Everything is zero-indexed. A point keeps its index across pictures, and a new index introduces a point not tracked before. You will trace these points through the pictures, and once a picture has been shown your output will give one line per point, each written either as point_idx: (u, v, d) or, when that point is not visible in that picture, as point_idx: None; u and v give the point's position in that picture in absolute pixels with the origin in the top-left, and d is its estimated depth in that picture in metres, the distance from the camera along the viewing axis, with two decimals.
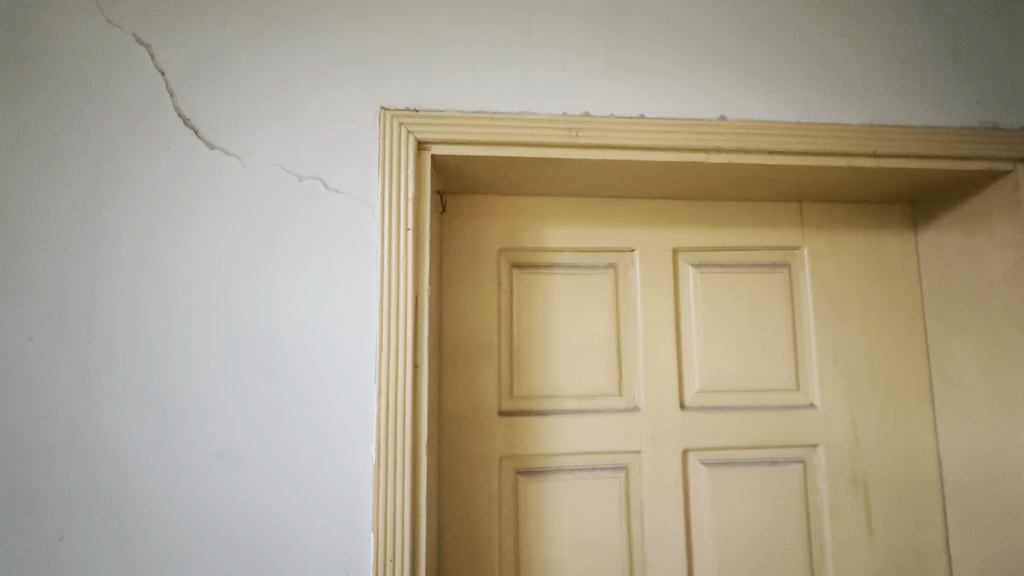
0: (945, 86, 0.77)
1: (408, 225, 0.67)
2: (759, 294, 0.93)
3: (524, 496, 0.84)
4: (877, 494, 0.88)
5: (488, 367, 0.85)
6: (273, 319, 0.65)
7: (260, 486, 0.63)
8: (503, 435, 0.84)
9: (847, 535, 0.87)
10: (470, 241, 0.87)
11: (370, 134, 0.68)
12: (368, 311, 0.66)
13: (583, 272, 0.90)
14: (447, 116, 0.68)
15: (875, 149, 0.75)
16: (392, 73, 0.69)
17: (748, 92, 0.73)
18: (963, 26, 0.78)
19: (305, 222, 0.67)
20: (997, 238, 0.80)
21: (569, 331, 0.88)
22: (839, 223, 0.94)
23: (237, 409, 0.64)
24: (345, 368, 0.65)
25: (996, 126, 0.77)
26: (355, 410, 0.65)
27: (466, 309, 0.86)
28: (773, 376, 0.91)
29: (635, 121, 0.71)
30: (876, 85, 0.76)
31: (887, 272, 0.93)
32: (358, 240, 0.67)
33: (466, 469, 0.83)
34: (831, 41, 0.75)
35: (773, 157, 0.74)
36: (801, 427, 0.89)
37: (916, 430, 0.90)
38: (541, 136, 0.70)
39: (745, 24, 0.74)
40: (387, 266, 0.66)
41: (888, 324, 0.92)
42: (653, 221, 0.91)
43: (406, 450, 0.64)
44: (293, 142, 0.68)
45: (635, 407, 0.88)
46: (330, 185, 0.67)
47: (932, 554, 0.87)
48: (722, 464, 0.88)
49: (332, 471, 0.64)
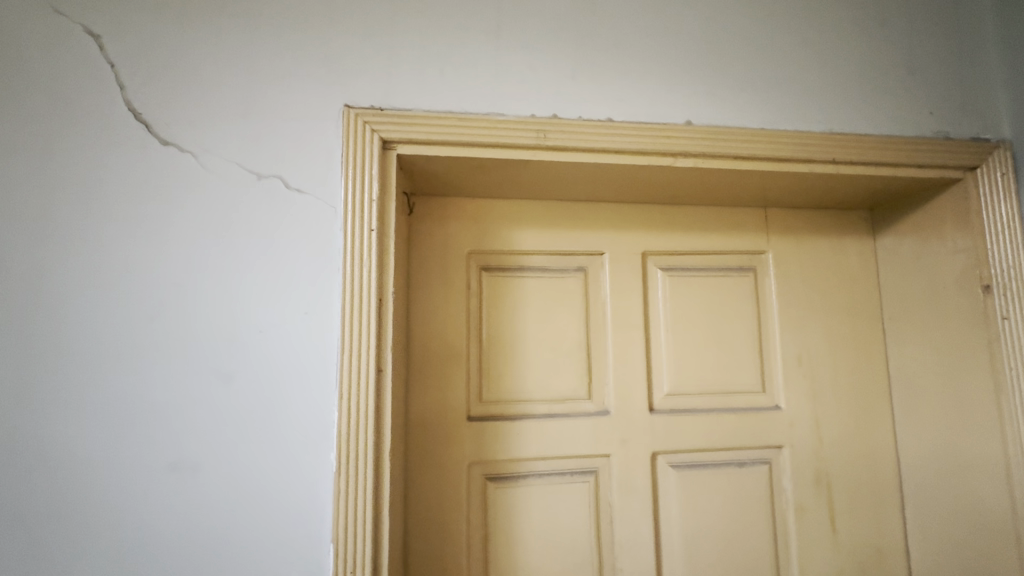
0: (900, 96, 0.79)
1: (372, 226, 0.66)
2: (726, 297, 0.94)
3: (494, 502, 0.83)
4: (840, 493, 0.90)
5: (457, 370, 0.84)
6: (230, 321, 0.63)
7: (213, 497, 0.60)
8: (473, 440, 0.83)
9: (811, 534, 0.88)
10: (439, 243, 0.86)
11: (334, 133, 0.67)
12: (330, 314, 0.64)
13: (553, 275, 0.89)
14: (414, 115, 0.67)
15: (834, 156, 0.76)
16: (358, 71, 0.68)
17: (714, 98, 0.74)
18: (917, 39, 0.81)
19: (265, 222, 0.64)
20: (949, 243, 0.83)
21: (539, 334, 0.88)
22: (803, 229, 0.96)
23: (190, 416, 0.61)
24: (306, 373, 0.63)
25: (947, 135, 0.80)
26: (317, 416, 0.62)
27: (434, 312, 0.84)
28: (739, 379, 0.92)
29: (603, 124, 0.71)
30: (836, 94, 0.78)
31: (848, 276, 0.96)
32: (320, 240, 0.65)
33: (434, 474, 0.81)
34: (793, 50, 0.77)
35: (737, 162, 0.75)
36: (767, 428, 0.90)
37: (875, 429, 0.92)
38: (509, 138, 0.69)
39: (711, 30, 0.76)
40: (351, 267, 0.64)
41: (849, 327, 0.95)
42: (623, 224, 0.92)
43: (369, 456, 0.62)
44: (253, 140, 0.65)
45: (604, 410, 0.88)
46: (292, 184, 0.65)
47: (892, 550, 0.89)
48: (691, 466, 0.88)
49: (292, 480, 0.61)
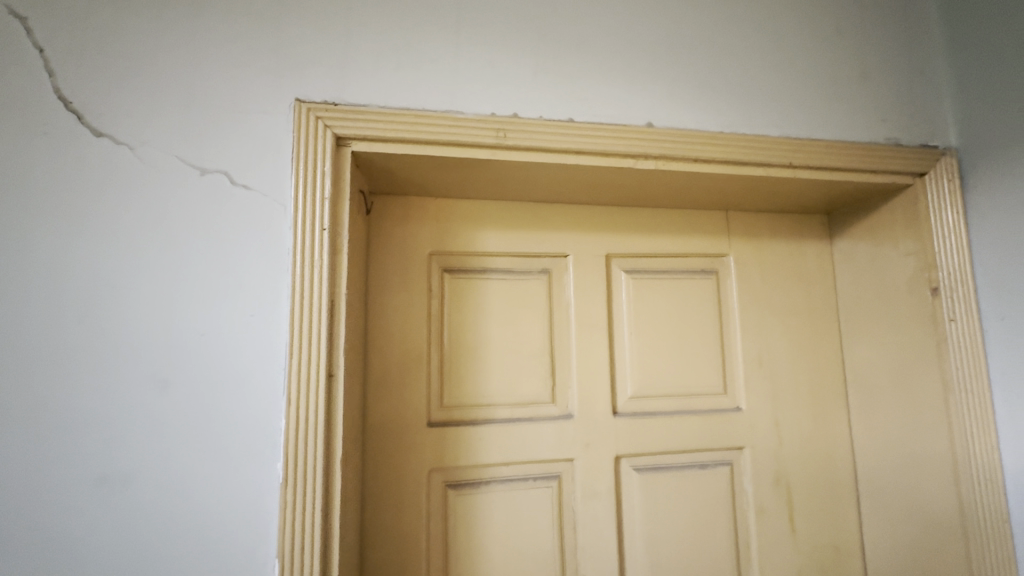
0: (854, 103, 0.81)
1: (324, 225, 0.63)
2: (689, 298, 0.94)
3: (455, 510, 0.81)
4: (799, 493, 0.91)
5: (417, 375, 0.81)
6: (168, 323, 0.59)
7: (147, 513, 0.56)
8: (434, 446, 0.81)
9: (771, 534, 0.89)
10: (399, 244, 0.83)
11: (283, 127, 0.64)
12: (278, 316, 0.61)
13: (516, 277, 0.88)
14: (369, 111, 0.65)
15: (792, 160, 0.77)
16: (310, 64, 0.65)
17: (674, 100, 0.75)
18: (870, 48, 0.83)
19: (207, 219, 0.61)
20: (900, 247, 0.85)
21: (502, 337, 0.86)
22: (763, 232, 0.98)
23: (123, 425, 0.57)
24: (251, 379, 0.60)
25: (897, 142, 0.82)
26: (262, 424, 0.59)
27: (393, 314, 0.82)
28: (701, 381, 0.93)
29: (564, 124, 0.70)
30: (793, 100, 0.79)
31: (806, 279, 0.98)
32: (267, 240, 0.62)
33: (392, 482, 0.78)
34: (752, 55, 0.78)
35: (697, 165, 0.75)
36: (728, 430, 0.91)
37: (831, 428, 0.94)
38: (468, 136, 0.67)
39: (672, 33, 0.76)
40: (300, 267, 0.61)
41: (807, 329, 0.96)
42: (586, 226, 0.91)
43: (318, 466, 0.59)
44: (195, 133, 0.62)
45: (568, 414, 0.87)
46: (238, 180, 0.62)
47: (848, 548, 0.91)
48: (654, 469, 0.88)
49: (234, 492, 0.58)
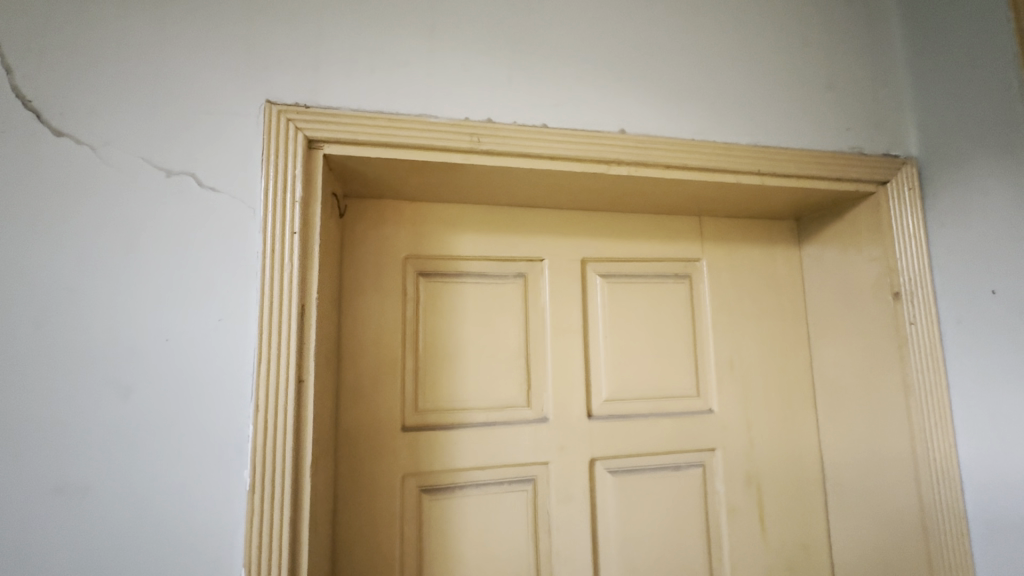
0: (820, 113, 0.84)
1: (294, 228, 0.62)
2: (663, 302, 0.96)
3: (429, 515, 0.80)
4: (768, 493, 0.93)
5: (391, 380, 0.81)
6: (131, 328, 0.58)
7: (106, 524, 0.55)
8: (408, 451, 0.80)
9: (742, 534, 0.91)
10: (373, 247, 0.83)
11: (253, 128, 0.63)
12: (245, 320, 0.60)
13: (492, 281, 0.88)
14: (342, 114, 0.64)
15: (760, 167, 0.79)
16: (281, 66, 0.64)
17: (646, 108, 0.76)
18: (836, 60, 0.86)
19: (173, 221, 0.60)
20: (865, 253, 0.88)
21: (477, 341, 0.86)
22: (735, 237, 1.00)
23: (82, 434, 0.55)
24: (217, 385, 0.59)
25: (861, 151, 0.85)
26: (229, 431, 0.58)
27: (368, 318, 0.81)
28: (675, 384, 0.94)
29: (538, 130, 0.70)
30: (762, 109, 0.81)
31: (776, 284, 1.00)
32: (235, 243, 0.61)
33: (365, 487, 0.78)
34: (722, 64, 0.80)
35: (669, 171, 0.77)
36: (701, 432, 0.93)
37: (800, 429, 0.96)
38: (442, 140, 0.67)
39: (645, 42, 0.77)
40: (269, 271, 0.61)
41: (777, 332, 0.99)
42: (562, 230, 0.92)
43: (286, 473, 0.59)
44: (161, 133, 0.61)
45: (543, 417, 0.87)
46: (205, 182, 0.61)
47: (816, 546, 0.93)
48: (628, 471, 0.89)
49: (198, 500, 0.57)
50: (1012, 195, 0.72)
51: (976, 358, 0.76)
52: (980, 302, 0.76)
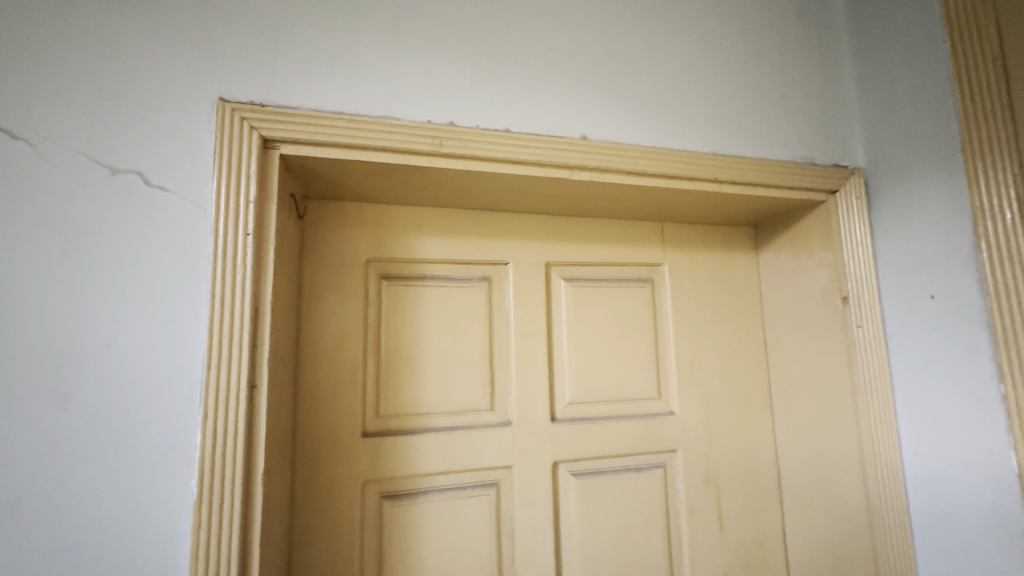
0: (774, 124, 0.87)
1: (248, 230, 0.60)
2: (626, 306, 0.97)
3: (390, 522, 0.79)
4: (727, 493, 0.95)
5: (352, 384, 0.79)
6: (70, 333, 0.55)
7: (38, 540, 0.52)
8: (368, 457, 0.79)
9: (701, 533, 0.93)
10: (335, 250, 0.81)
11: (205, 126, 0.61)
12: (195, 324, 0.58)
13: (456, 284, 0.88)
14: (299, 114, 0.63)
15: (718, 175, 0.82)
16: (236, 63, 0.63)
17: (608, 114, 0.77)
18: (789, 72, 0.89)
19: (117, 220, 0.57)
20: (816, 259, 0.91)
21: (441, 345, 0.86)
22: (695, 243, 1.02)
23: (12, 446, 0.52)
24: (164, 391, 0.56)
25: (813, 160, 0.89)
26: (175, 439, 0.56)
27: (328, 322, 0.80)
28: (637, 386, 0.95)
29: (501, 135, 0.71)
30: (719, 118, 0.84)
31: (734, 288, 1.03)
32: (185, 244, 0.59)
33: (325, 495, 0.76)
34: (682, 74, 0.82)
35: (630, 177, 0.78)
36: (662, 433, 0.94)
37: (757, 429, 0.99)
38: (403, 142, 0.67)
39: (607, 49, 0.79)
40: (221, 274, 0.59)
41: (736, 335, 1.01)
42: (527, 234, 0.92)
43: (235, 483, 0.57)
44: (106, 130, 0.58)
45: (507, 420, 0.87)
46: (153, 180, 0.59)
47: (771, 542, 0.96)
48: (591, 473, 0.90)
49: (141, 512, 0.54)
50: (949, 204, 0.76)
51: (917, 360, 0.80)
52: (920, 306, 0.80)
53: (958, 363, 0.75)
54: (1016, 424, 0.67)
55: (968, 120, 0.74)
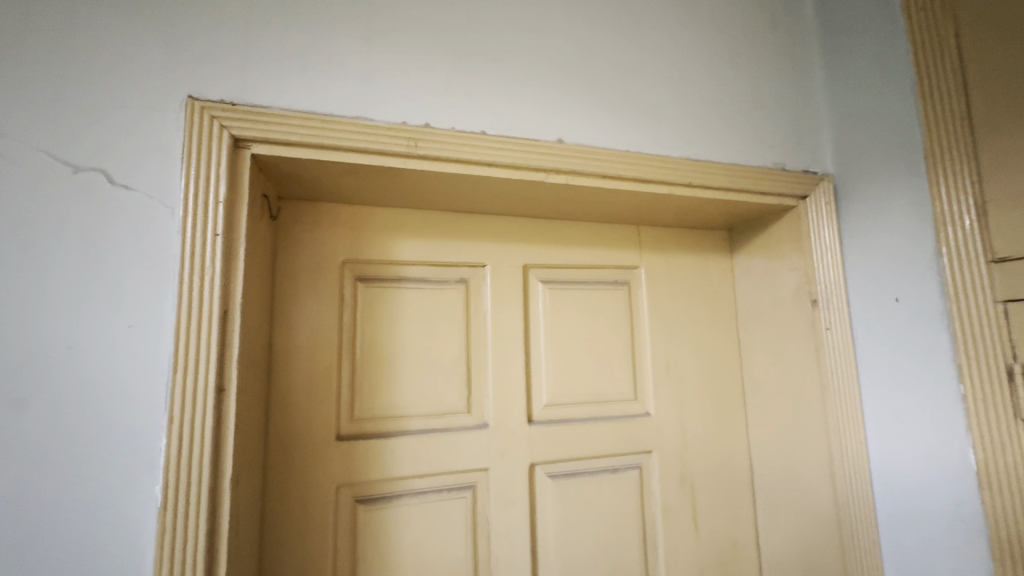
0: (747, 130, 0.89)
1: (217, 230, 0.59)
2: (603, 308, 0.98)
3: (365, 526, 0.78)
4: (701, 493, 0.97)
5: (327, 387, 0.78)
6: (27, 336, 0.53)
7: None
8: (343, 461, 0.78)
9: (676, 532, 0.94)
10: (310, 251, 0.80)
11: (172, 124, 0.60)
12: (160, 327, 0.57)
13: (433, 286, 0.88)
14: (271, 113, 0.62)
15: (692, 180, 0.83)
16: (206, 61, 0.62)
17: (584, 118, 0.78)
18: (762, 79, 0.91)
19: (79, 220, 0.56)
20: (788, 262, 0.93)
21: (417, 347, 0.85)
22: (671, 246, 1.04)
23: None
24: (126, 395, 0.55)
25: (784, 166, 0.91)
26: (140, 444, 0.55)
27: (302, 324, 0.79)
28: (614, 388, 0.96)
29: (477, 137, 0.71)
30: (693, 123, 0.85)
31: (709, 290, 1.05)
32: (150, 244, 0.58)
33: (297, 500, 0.75)
34: (657, 79, 0.84)
35: (606, 181, 0.79)
36: (638, 434, 0.95)
37: (731, 429, 1.01)
38: (378, 144, 0.66)
39: (583, 53, 0.80)
40: (188, 275, 0.58)
41: (710, 337, 1.03)
42: (504, 236, 0.92)
43: (203, 489, 0.55)
44: (68, 127, 0.57)
45: (483, 423, 0.87)
46: (118, 179, 0.58)
47: (745, 541, 0.98)
48: (568, 475, 0.90)
49: (102, 520, 0.53)
50: (912, 210, 0.79)
51: (882, 361, 0.82)
52: (885, 308, 0.82)
53: (921, 364, 0.77)
54: (974, 422, 0.70)
55: (929, 129, 0.77)
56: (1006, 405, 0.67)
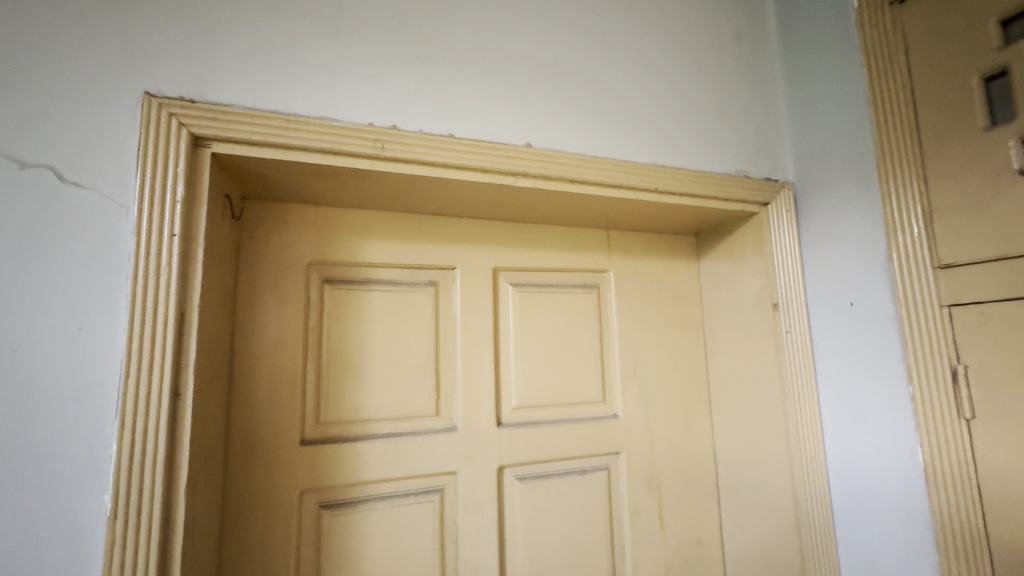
0: (711, 138, 0.91)
1: (174, 231, 0.58)
2: (573, 311, 0.99)
3: (330, 533, 0.77)
4: (668, 493, 0.98)
5: (291, 390, 0.77)
6: None
7: None
8: (307, 466, 0.77)
9: (643, 533, 0.95)
10: (275, 252, 0.79)
11: (127, 121, 0.58)
12: (113, 330, 0.55)
13: (402, 289, 0.87)
14: (233, 112, 0.61)
15: (658, 185, 0.85)
16: (165, 57, 0.60)
17: (552, 123, 0.79)
18: (726, 89, 0.94)
19: (25, 219, 0.54)
20: (750, 267, 0.96)
21: (385, 350, 0.85)
22: (640, 250, 1.06)
23: None
24: (75, 401, 0.53)
25: (747, 174, 0.93)
26: (89, 452, 0.53)
27: (266, 327, 0.77)
28: (582, 390, 0.97)
29: (445, 140, 0.71)
30: (659, 130, 0.87)
31: (677, 294, 1.07)
32: (102, 244, 0.56)
33: (259, 506, 0.73)
34: (625, 87, 0.85)
35: (573, 185, 0.80)
36: (606, 436, 0.96)
37: (696, 430, 1.03)
38: (343, 145, 0.66)
39: (551, 59, 0.81)
40: (143, 277, 0.56)
41: (677, 339, 1.05)
42: (475, 239, 0.93)
43: (156, 497, 0.54)
44: (14, 121, 0.54)
45: (451, 426, 0.87)
46: (68, 176, 0.56)
47: (709, 540, 1.00)
48: (536, 477, 0.91)
49: (47, 531, 0.51)
50: (865, 218, 0.82)
51: (838, 363, 0.85)
52: (841, 312, 0.85)
53: (873, 365, 0.80)
54: (922, 422, 0.73)
55: (880, 140, 0.80)
56: (950, 405, 0.70)
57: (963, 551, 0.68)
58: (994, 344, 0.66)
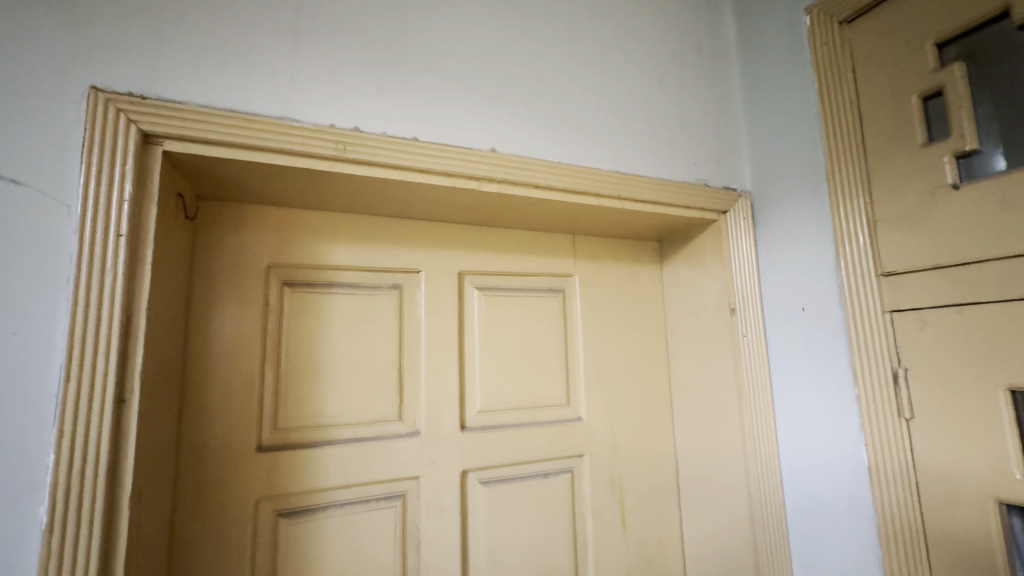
0: (673, 147, 0.94)
1: (121, 231, 0.56)
2: (538, 315, 1.00)
3: (286, 541, 0.75)
4: (630, 494, 1.00)
5: (247, 396, 0.75)
6: None
7: None
8: (264, 473, 0.75)
9: (605, 534, 0.97)
10: (232, 254, 0.77)
11: (72, 116, 0.56)
12: (51, 334, 0.53)
13: (365, 292, 0.86)
14: (186, 110, 0.60)
15: (620, 192, 0.86)
16: (114, 50, 0.58)
17: (517, 129, 0.80)
18: (687, 99, 0.97)
19: None
20: (710, 273, 0.99)
21: (346, 354, 0.83)
22: (604, 255, 1.07)
23: None
24: (8, 409, 0.50)
25: (706, 182, 0.96)
26: (23, 461, 0.50)
27: (222, 330, 0.75)
28: (547, 393, 0.98)
29: (408, 143, 0.71)
30: (622, 138, 0.89)
31: (640, 298, 1.09)
32: (42, 244, 0.53)
33: (212, 515, 0.71)
34: (589, 95, 0.87)
35: (538, 191, 0.81)
36: (570, 439, 0.97)
37: (658, 432, 1.05)
38: (302, 146, 0.65)
39: (517, 66, 0.82)
40: (85, 278, 0.54)
41: (640, 343, 1.07)
42: (440, 242, 0.92)
43: (97, 506, 0.51)
44: None
45: (415, 431, 0.86)
46: (5, 173, 0.53)
47: (670, 539, 1.02)
48: (500, 481, 0.91)
49: None
50: (816, 227, 0.86)
51: (791, 366, 0.89)
52: (794, 317, 0.89)
53: (823, 368, 0.84)
54: (866, 422, 0.76)
55: (829, 153, 0.84)
56: (891, 406, 0.74)
57: (902, 544, 0.71)
58: (930, 348, 0.70)
